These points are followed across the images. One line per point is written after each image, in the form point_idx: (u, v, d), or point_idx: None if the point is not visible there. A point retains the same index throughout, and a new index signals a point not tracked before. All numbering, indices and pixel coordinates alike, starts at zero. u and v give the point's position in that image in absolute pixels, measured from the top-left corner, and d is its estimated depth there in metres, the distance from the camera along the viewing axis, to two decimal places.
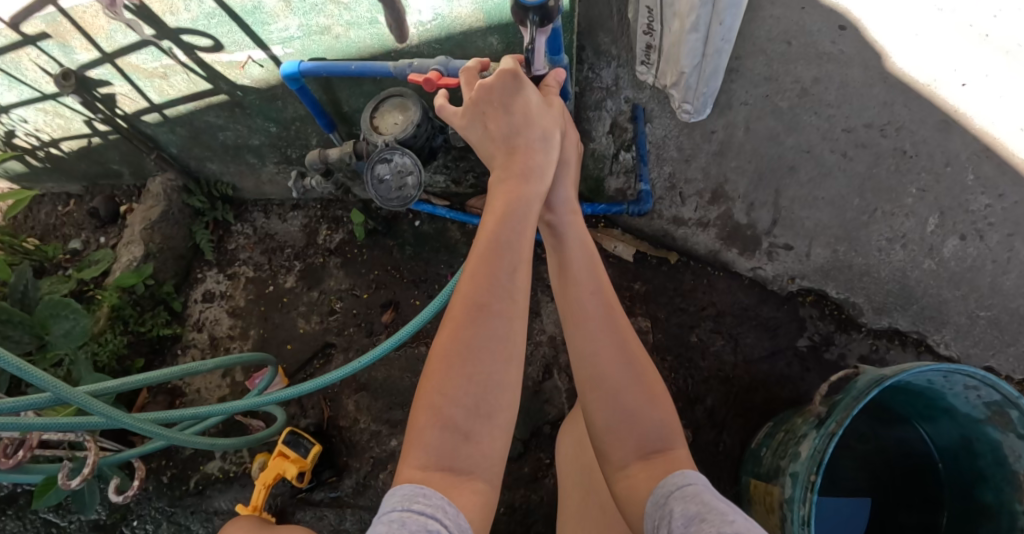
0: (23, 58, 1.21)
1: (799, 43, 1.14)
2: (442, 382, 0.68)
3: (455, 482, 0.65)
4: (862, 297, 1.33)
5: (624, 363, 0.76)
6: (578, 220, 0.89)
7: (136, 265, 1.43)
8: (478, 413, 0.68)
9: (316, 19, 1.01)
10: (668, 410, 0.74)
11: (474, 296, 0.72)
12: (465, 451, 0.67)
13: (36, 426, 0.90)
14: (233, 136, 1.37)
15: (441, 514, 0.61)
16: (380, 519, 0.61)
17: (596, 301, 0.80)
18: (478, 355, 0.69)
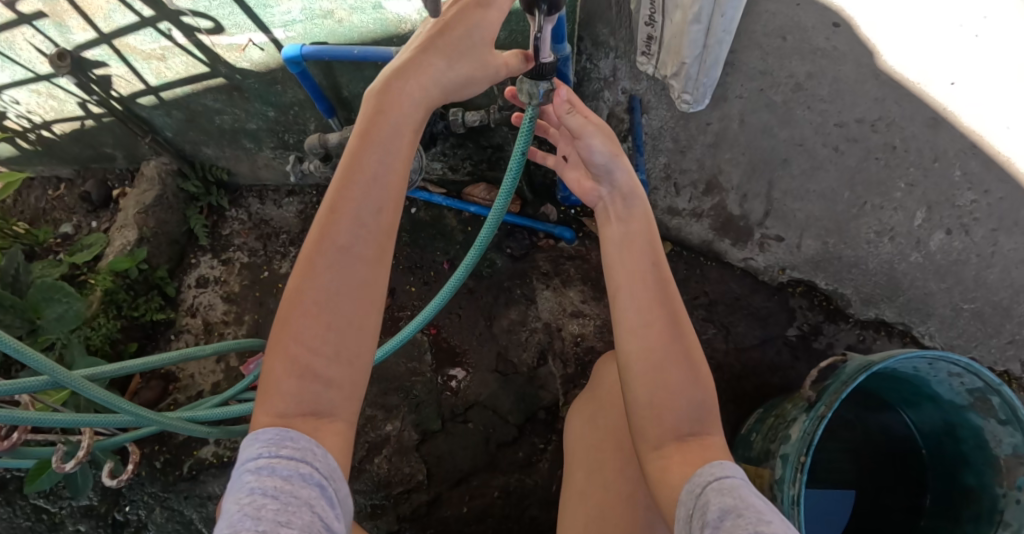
0: (19, 37, 1.21)
1: (794, 38, 1.12)
2: (297, 327, 0.61)
3: (316, 426, 0.61)
4: (850, 288, 1.37)
5: (671, 339, 0.74)
6: (636, 189, 0.82)
7: (131, 249, 1.42)
8: (340, 360, 0.62)
9: (319, 3, 1.02)
10: (711, 395, 0.74)
11: (331, 229, 0.62)
12: (326, 397, 0.62)
13: (32, 421, 0.91)
14: (230, 120, 1.36)
15: (311, 458, 0.58)
16: (243, 467, 0.57)
17: (647, 276, 0.78)
18: (334, 298, 0.62)
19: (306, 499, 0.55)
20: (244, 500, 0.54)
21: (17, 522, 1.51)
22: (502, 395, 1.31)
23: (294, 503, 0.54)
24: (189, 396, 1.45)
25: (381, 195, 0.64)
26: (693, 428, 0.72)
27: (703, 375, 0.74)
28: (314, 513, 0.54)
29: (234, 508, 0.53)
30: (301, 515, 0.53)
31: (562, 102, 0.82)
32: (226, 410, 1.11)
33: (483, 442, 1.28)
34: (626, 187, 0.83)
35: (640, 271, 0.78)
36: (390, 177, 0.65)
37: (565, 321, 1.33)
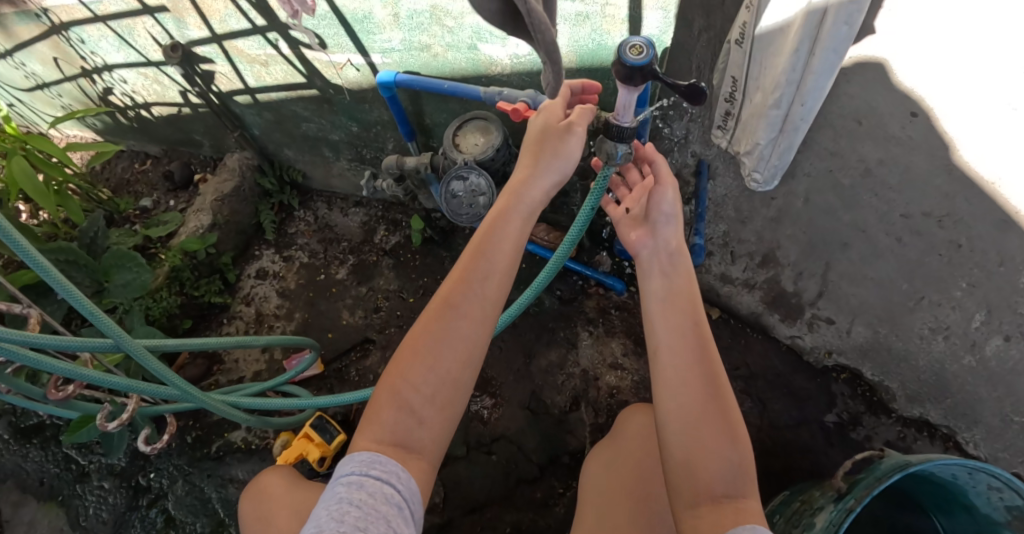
0: (138, 26, 1.32)
1: (870, 124, 1.08)
2: (406, 374, 0.67)
3: (404, 458, 0.65)
4: (895, 382, 1.34)
5: (706, 395, 0.76)
6: (680, 249, 0.88)
7: (202, 232, 1.50)
8: (434, 404, 0.67)
9: (419, 37, 1.09)
10: (745, 456, 0.74)
11: (454, 291, 0.70)
12: (417, 434, 0.66)
13: (87, 378, 0.98)
14: (315, 128, 1.44)
15: (395, 481, 0.63)
16: (335, 480, 0.63)
17: (689, 331, 0.80)
18: (447, 346, 0.68)
19: (385, 516, 0.59)
20: (333, 506, 0.59)
21: (45, 468, 1.57)
22: (529, 433, 1.32)
23: (374, 517, 0.59)
24: (230, 379, 1.52)
25: (494, 276, 0.71)
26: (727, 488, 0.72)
27: (738, 436, 0.75)
28: (390, 530, 0.59)
29: (324, 513, 0.59)
30: (378, 527, 0.58)
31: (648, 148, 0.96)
32: (266, 401, 1.14)
33: (503, 474, 1.30)
34: (676, 245, 0.88)
35: (681, 326, 0.81)
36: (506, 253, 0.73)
37: (602, 371, 1.34)
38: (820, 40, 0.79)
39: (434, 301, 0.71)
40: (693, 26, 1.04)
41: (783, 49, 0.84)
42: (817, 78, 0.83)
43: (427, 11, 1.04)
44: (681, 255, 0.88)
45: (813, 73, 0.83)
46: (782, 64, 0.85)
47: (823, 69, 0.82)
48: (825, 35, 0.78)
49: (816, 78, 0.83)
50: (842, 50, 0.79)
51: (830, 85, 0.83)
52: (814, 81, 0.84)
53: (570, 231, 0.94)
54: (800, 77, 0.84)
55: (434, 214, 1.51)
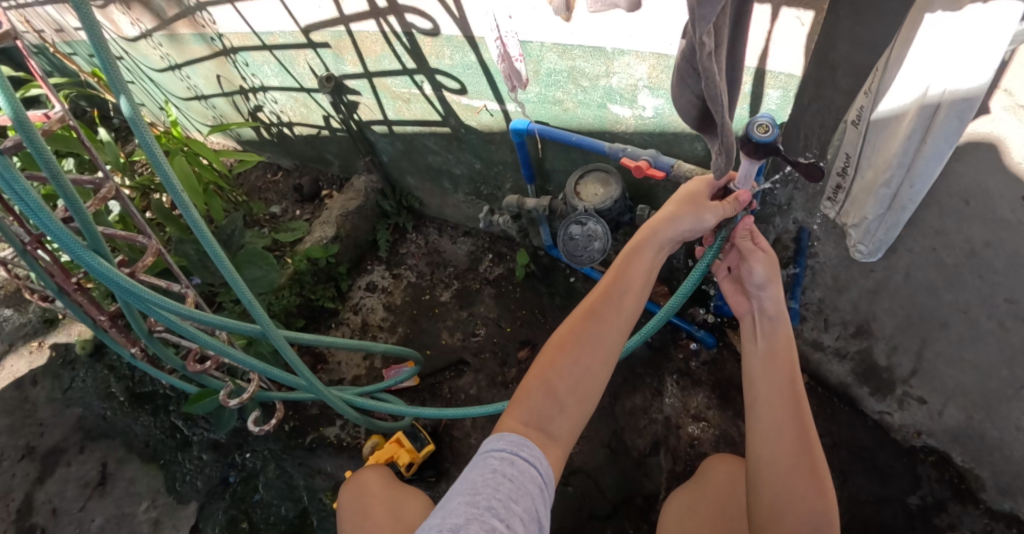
0: (300, 56, 1.52)
1: (978, 206, 1.04)
2: (555, 363, 0.80)
3: (545, 443, 0.76)
4: (987, 471, 1.30)
5: (800, 452, 0.81)
6: (782, 315, 0.89)
7: (325, 242, 1.67)
8: (576, 395, 0.79)
9: (555, 92, 1.21)
10: (830, 506, 0.79)
11: (598, 304, 0.83)
12: (556, 422, 0.78)
13: (231, 356, 1.15)
14: (439, 161, 1.59)
15: (537, 466, 0.72)
16: (488, 453, 0.73)
17: (784, 390, 0.85)
18: (586, 355, 0.80)
19: (531, 493, 0.69)
20: (488, 474, 0.69)
21: (151, 432, 1.73)
22: (607, 471, 1.37)
23: (522, 491, 0.68)
24: (331, 379, 1.65)
25: (630, 295, 0.84)
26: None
27: (824, 486, 0.80)
28: (533, 506, 0.68)
29: (481, 478, 0.69)
30: (525, 500, 0.68)
31: (744, 228, 0.93)
32: (377, 404, 1.25)
33: (577, 507, 1.34)
34: (776, 310, 0.89)
35: (778, 385, 0.85)
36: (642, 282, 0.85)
37: (686, 421, 1.38)
38: (933, 129, 0.83)
39: (581, 307, 0.84)
40: (806, 97, 1.08)
41: (896, 135, 0.89)
42: (928, 164, 0.87)
43: (565, 71, 1.15)
44: (782, 321, 0.90)
45: (924, 159, 0.87)
46: (894, 148, 0.90)
47: (933, 156, 0.85)
48: (937, 125, 0.82)
49: (927, 163, 0.87)
50: (954, 140, 0.83)
51: (940, 171, 0.87)
52: (924, 166, 0.88)
53: (684, 285, 1.02)
54: (911, 160, 0.89)
55: (540, 252, 1.68)
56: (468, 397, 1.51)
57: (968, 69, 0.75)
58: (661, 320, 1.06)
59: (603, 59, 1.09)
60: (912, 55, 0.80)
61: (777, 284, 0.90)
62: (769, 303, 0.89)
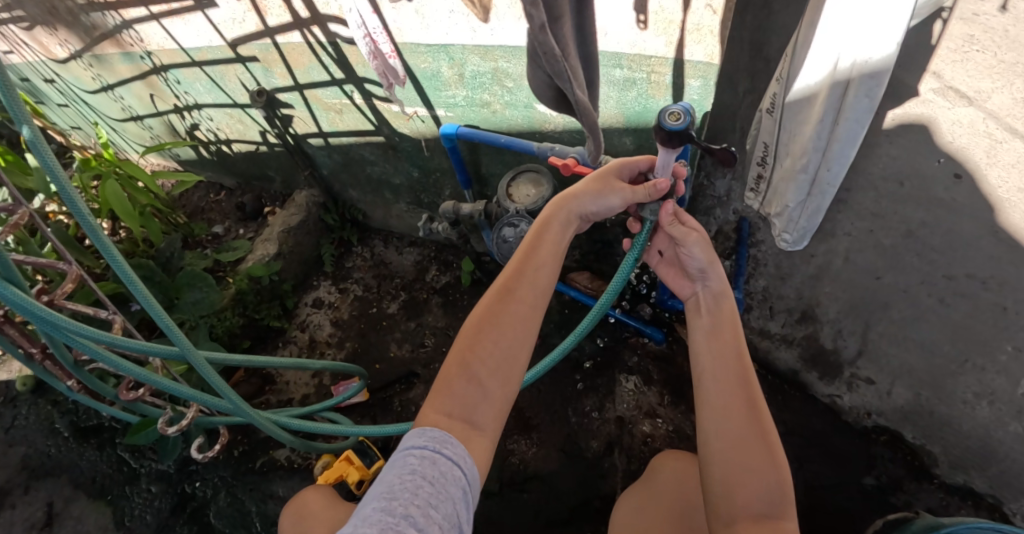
0: (231, 72, 1.48)
1: (912, 186, 1.07)
2: (474, 346, 0.76)
3: (466, 434, 0.72)
4: (938, 447, 1.31)
5: (753, 426, 0.76)
6: (725, 290, 0.86)
7: (267, 260, 1.62)
8: (496, 381, 0.76)
9: (481, 95, 1.19)
10: (784, 477, 0.74)
11: (513, 282, 0.80)
12: (479, 410, 0.74)
13: (159, 384, 1.08)
14: (380, 172, 1.56)
15: (461, 466, 0.67)
16: (407, 452, 0.67)
17: (732, 364, 0.80)
18: (504, 337, 0.77)
19: (452, 497, 0.64)
20: (406, 476, 0.64)
21: (98, 467, 1.66)
22: (563, 475, 1.35)
23: (443, 495, 0.63)
24: (280, 400, 1.62)
25: (544, 271, 0.82)
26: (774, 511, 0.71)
27: (778, 458, 0.74)
28: (454, 510, 0.63)
29: (399, 480, 0.63)
30: (446, 505, 0.63)
31: (665, 218, 0.86)
32: (314, 425, 1.20)
33: (533, 513, 1.32)
34: (719, 287, 0.86)
35: (726, 359, 0.81)
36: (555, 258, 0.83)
37: (639, 420, 1.37)
38: (843, 112, 0.84)
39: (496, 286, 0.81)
40: (738, 87, 1.05)
41: (809, 120, 0.90)
42: (842, 146, 0.88)
43: (489, 72, 1.14)
44: (726, 297, 0.86)
45: (837, 142, 0.88)
46: (809, 133, 0.90)
47: (846, 138, 0.87)
48: (847, 107, 0.84)
49: (840, 146, 0.88)
50: (864, 121, 0.84)
51: (854, 154, 0.88)
52: (838, 148, 0.89)
53: (614, 282, 0.99)
54: (825, 145, 0.90)
55: (484, 258, 1.68)
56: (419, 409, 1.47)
57: (874, 45, 0.76)
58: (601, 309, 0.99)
59: (524, 59, 1.08)
60: (819, 37, 0.81)
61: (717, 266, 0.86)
62: (711, 283, 0.86)
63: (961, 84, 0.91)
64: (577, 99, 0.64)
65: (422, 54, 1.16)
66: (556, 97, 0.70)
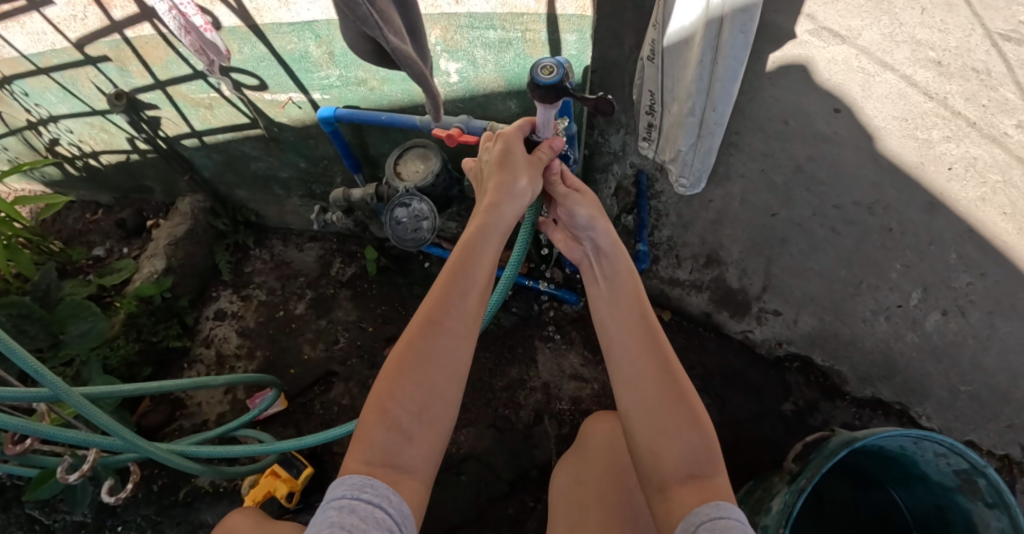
0: (81, 76, 1.31)
1: (796, 123, 1.23)
2: (394, 388, 0.69)
3: (395, 478, 0.67)
4: (846, 365, 1.39)
5: (664, 387, 0.74)
6: (616, 250, 0.84)
7: (156, 277, 1.49)
8: (423, 420, 0.69)
9: (356, 72, 1.13)
10: (706, 433, 0.72)
11: (435, 311, 0.72)
12: (407, 453, 0.68)
13: (43, 433, 0.92)
14: (265, 167, 1.49)
15: (387, 505, 0.65)
16: (328, 504, 0.64)
17: (636, 326, 0.78)
18: (429, 372, 0.70)
19: None
20: (324, 530, 0.61)
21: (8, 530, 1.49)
22: (496, 452, 1.35)
23: None
24: (194, 424, 1.52)
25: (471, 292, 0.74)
26: (694, 469, 0.70)
27: (700, 418, 0.73)
28: None
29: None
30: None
31: (552, 174, 0.88)
32: (230, 449, 1.11)
33: (475, 494, 1.31)
34: (608, 246, 0.84)
35: (628, 323, 0.79)
36: (479, 274, 0.75)
37: (563, 382, 1.40)
38: (721, 49, 0.84)
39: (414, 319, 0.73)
40: (623, 41, 1.09)
41: (690, 62, 0.89)
42: (724, 84, 0.88)
43: None
44: (619, 254, 0.84)
45: (719, 80, 0.88)
46: (691, 74, 0.90)
47: (727, 75, 0.87)
48: (724, 44, 0.83)
49: (723, 84, 0.88)
50: (742, 56, 0.84)
51: (736, 90, 0.89)
52: (721, 87, 0.88)
53: (514, 254, 0.98)
54: (708, 84, 0.89)
55: (386, 244, 1.63)
56: (343, 408, 1.47)
57: None
58: (508, 281, 1.01)
59: None
60: None
61: (603, 219, 0.84)
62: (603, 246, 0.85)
63: (834, 24, 1.10)
64: (393, 47, 0.61)
65: (286, 35, 1.07)
66: (376, 49, 0.67)
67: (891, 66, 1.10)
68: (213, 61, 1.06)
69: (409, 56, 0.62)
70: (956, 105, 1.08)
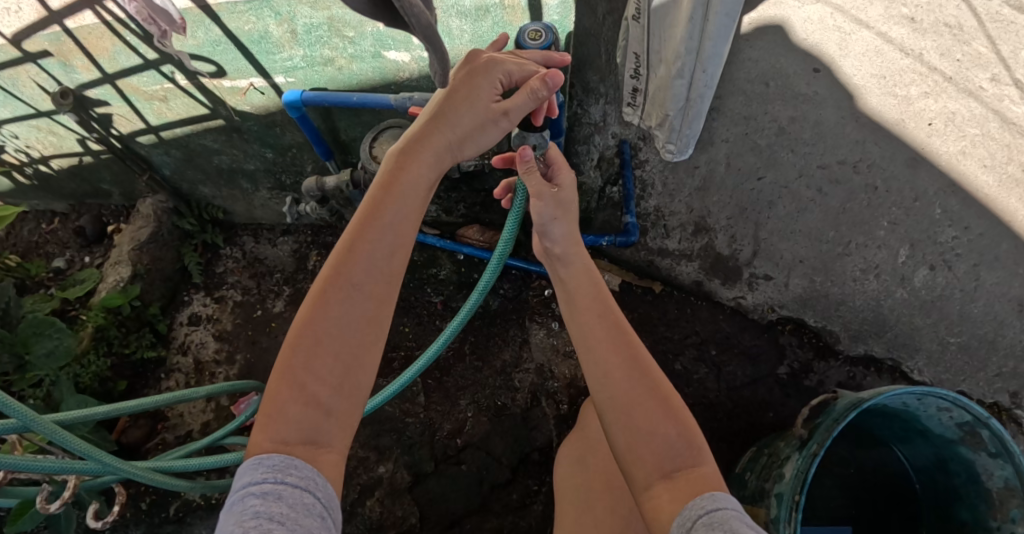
0: (22, 75, 1.21)
1: (776, 84, 1.28)
2: (303, 357, 0.63)
3: (317, 456, 0.61)
4: (839, 325, 1.33)
5: (630, 377, 0.72)
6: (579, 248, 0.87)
7: (123, 286, 1.43)
8: (342, 392, 0.64)
9: (321, 51, 1.06)
10: (685, 425, 0.70)
11: (341, 271, 0.65)
12: (329, 427, 0.63)
13: (15, 466, 0.86)
14: (228, 160, 1.41)
15: (315, 488, 0.58)
16: (245, 492, 0.57)
17: (600, 323, 0.77)
18: (339, 340, 0.64)
19: (309, 528, 0.55)
20: (246, 521, 0.54)
21: None
22: (495, 437, 1.32)
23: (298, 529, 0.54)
24: (177, 436, 1.46)
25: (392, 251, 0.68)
26: (676, 461, 0.67)
27: (676, 408, 0.70)
28: None
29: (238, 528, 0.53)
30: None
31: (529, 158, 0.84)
32: (217, 458, 1.06)
33: (476, 482, 1.29)
34: (564, 249, 0.87)
35: (595, 320, 0.78)
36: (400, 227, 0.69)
37: (558, 362, 1.36)
38: (713, 5, 0.78)
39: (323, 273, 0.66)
40: (597, 11, 1.02)
41: (678, 20, 0.84)
42: (715, 43, 0.84)
43: (324, 24, 1.01)
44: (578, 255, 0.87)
45: (709, 39, 0.83)
46: (679, 34, 0.85)
47: (719, 34, 0.82)
48: (716, 1, 0.78)
49: (714, 43, 0.83)
50: (734, 13, 0.79)
51: (727, 49, 0.84)
52: (711, 47, 0.84)
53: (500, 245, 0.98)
54: (698, 44, 0.84)
55: None
56: None
57: None
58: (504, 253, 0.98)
59: None
60: None
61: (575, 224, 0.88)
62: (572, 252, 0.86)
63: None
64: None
65: (243, 15, 0.99)
66: (372, 1, 0.60)
67: (867, 25, 1.30)
68: (164, 30, 0.97)
69: (415, 3, 0.56)
70: (932, 60, 1.27)
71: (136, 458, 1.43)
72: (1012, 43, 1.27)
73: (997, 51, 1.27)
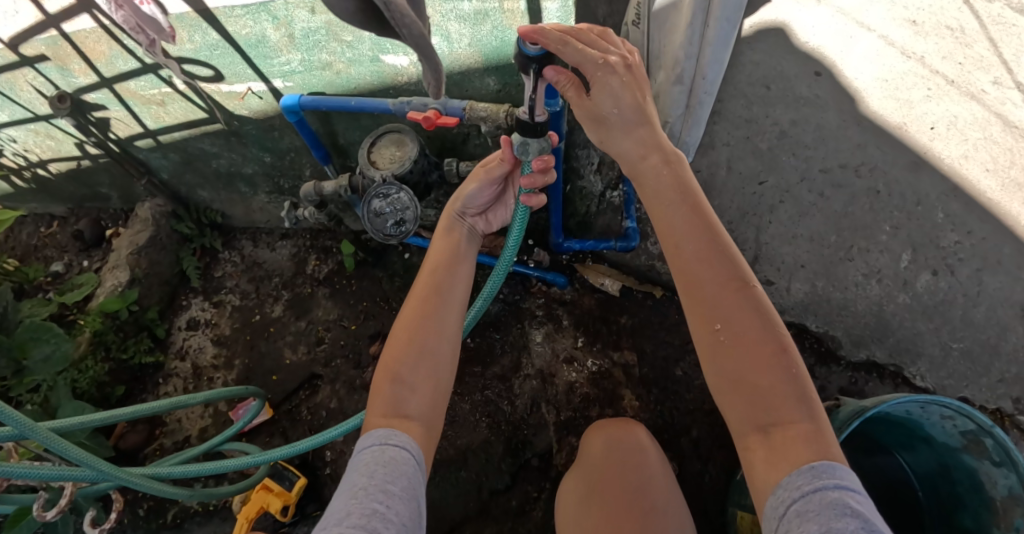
0: (19, 78, 1.20)
1: (777, 87, 1.30)
2: (396, 352, 0.76)
3: (406, 426, 0.72)
4: (841, 330, 1.27)
5: (740, 320, 0.64)
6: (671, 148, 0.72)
7: (121, 290, 1.43)
8: (421, 374, 0.75)
9: (318, 56, 1.06)
10: (792, 374, 0.63)
11: (426, 289, 0.80)
12: (413, 404, 0.73)
13: (13, 473, 0.84)
14: (226, 165, 1.41)
15: (410, 445, 0.69)
16: (359, 452, 0.69)
17: (703, 247, 0.67)
18: (427, 341, 0.77)
19: (407, 472, 0.67)
20: (361, 469, 0.66)
21: None
22: (494, 442, 1.31)
23: (398, 472, 0.66)
24: (175, 441, 1.45)
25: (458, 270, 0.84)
26: (772, 415, 0.62)
27: (782, 355, 0.63)
28: (410, 485, 0.66)
29: (356, 474, 0.66)
30: (403, 482, 0.65)
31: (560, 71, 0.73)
32: (217, 465, 1.05)
33: (476, 489, 1.29)
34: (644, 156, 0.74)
35: (697, 245, 0.68)
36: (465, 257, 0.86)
37: (558, 368, 1.35)
38: (713, 11, 0.76)
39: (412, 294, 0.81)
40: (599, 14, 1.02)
41: (679, 25, 0.82)
42: (715, 49, 0.81)
43: (322, 28, 1.00)
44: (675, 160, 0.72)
45: (709, 45, 0.80)
46: (680, 39, 0.83)
47: (719, 40, 0.79)
48: (716, 7, 0.75)
49: (714, 49, 0.81)
50: (734, 19, 0.77)
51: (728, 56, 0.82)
52: (712, 52, 0.82)
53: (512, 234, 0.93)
54: (698, 50, 0.82)
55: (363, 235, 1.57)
56: (330, 412, 1.40)
57: None
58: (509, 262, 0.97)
59: None
60: None
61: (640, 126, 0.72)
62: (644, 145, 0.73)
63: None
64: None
65: (240, 18, 0.99)
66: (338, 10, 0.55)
67: (870, 29, 1.31)
68: (151, 39, 0.97)
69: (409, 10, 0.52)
70: (934, 63, 1.27)
71: (134, 465, 1.43)
72: (1014, 46, 1.27)
73: (997, 58, 1.27)
